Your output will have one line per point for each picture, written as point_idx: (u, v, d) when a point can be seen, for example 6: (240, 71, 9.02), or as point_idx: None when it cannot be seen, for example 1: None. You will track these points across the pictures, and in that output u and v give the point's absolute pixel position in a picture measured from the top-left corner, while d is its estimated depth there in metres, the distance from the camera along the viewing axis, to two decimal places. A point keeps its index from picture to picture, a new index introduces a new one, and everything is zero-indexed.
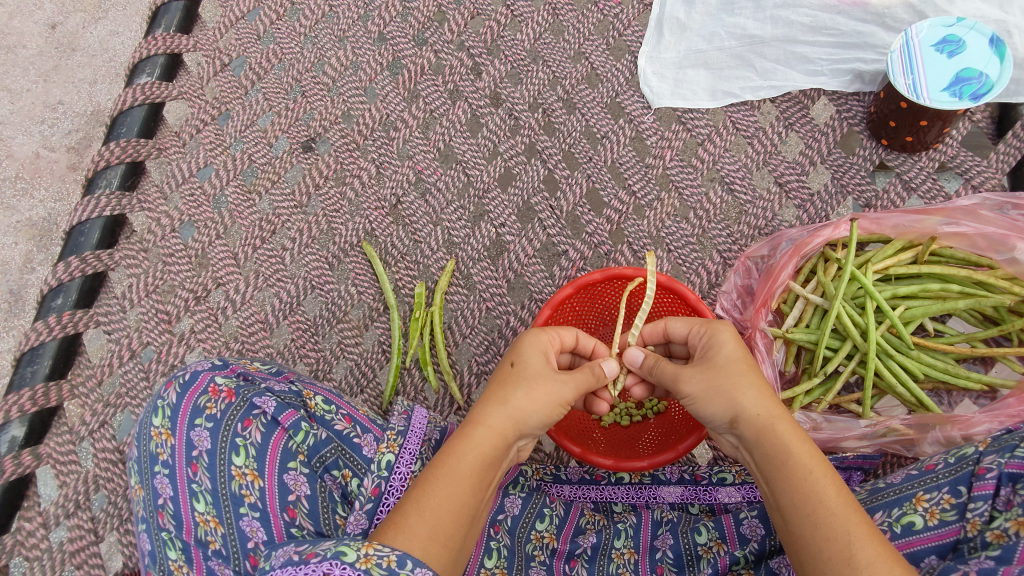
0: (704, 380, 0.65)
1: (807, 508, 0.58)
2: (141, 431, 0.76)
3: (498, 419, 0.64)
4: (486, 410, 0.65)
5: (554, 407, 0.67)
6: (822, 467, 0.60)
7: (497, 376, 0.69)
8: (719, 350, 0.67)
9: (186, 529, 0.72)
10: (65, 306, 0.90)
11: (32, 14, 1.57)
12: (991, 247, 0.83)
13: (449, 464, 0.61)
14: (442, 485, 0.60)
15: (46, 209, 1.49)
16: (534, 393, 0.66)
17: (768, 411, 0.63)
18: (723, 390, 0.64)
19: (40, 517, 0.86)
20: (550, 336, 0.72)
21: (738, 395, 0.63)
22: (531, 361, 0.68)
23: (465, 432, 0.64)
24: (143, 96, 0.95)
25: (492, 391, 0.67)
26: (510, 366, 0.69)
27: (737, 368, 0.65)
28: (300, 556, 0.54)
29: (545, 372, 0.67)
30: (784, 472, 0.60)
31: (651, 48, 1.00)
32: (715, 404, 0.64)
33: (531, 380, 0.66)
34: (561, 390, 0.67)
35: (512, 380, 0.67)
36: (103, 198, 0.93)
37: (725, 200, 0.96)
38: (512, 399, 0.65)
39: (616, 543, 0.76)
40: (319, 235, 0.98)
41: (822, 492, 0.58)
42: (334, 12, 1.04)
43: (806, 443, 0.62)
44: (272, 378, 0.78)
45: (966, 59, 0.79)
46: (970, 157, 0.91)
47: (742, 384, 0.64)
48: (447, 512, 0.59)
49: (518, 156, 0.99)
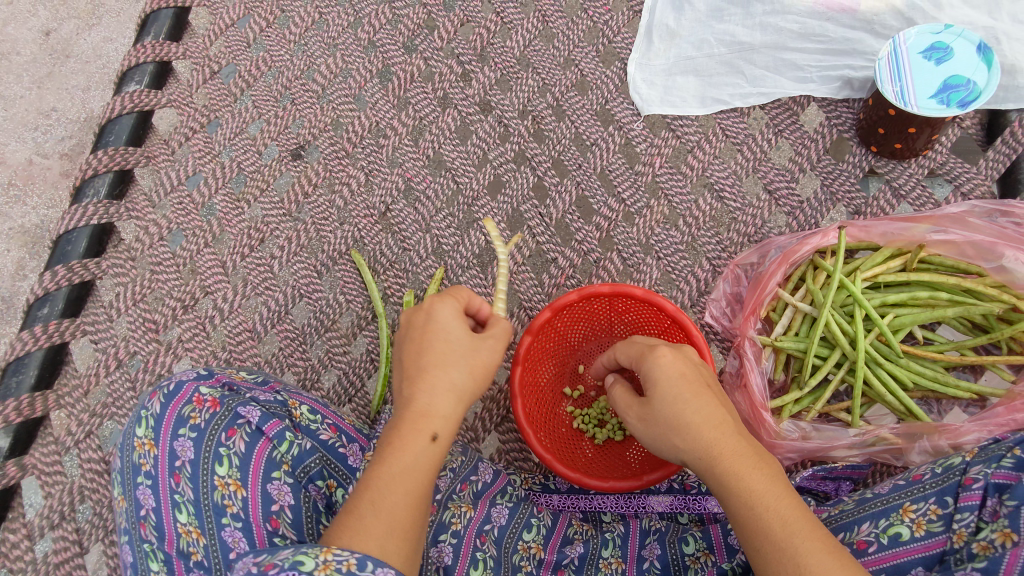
0: (644, 425, 0.65)
1: (759, 545, 0.56)
2: (124, 441, 0.74)
3: (446, 406, 0.66)
4: (433, 398, 0.65)
5: (487, 377, 0.70)
6: (769, 498, 0.57)
7: (420, 357, 0.68)
8: (656, 384, 0.64)
9: (169, 541, 0.71)
10: (52, 315, 0.89)
11: (26, 21, 1.57)
12: (979, 255, 0.82)
13: (399, 466, 0.61)
14: (395, 487, 0.60)
15: (38, 216, 1.49)
16: (475, 369, 0.68)
17: (709, 447, 0.60)
18: (660, 431, 0.63)
19: (24, 528, 0.85)
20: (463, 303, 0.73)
21: (678, 432, 0.62)
22: (457, 336, 0.69)
23: (413, 424, 0.64)
24: (132, 104, 0.96)
25: (427, 373, 0.67)
26: (438, 344, 0.69)
27: (665, 406, 0.63)
28: (258, 568, 0.51)
29: (475, 346, 0.69)
30: (732, 509, 0.58)
31: (641, 54, 1.00)
32: (661, 446, 0.64)
33: (470, 360, 0.68)
34: (494, 354, 0.71)
35: (447, 360, 0.67)
36: (90, 206, 0.93)
37: (714, 207, 0.95)
38: (455, 380, 0.67)
39: (603, 553, 0.75)
40: (308, 243, 0.98)
41: (768, 527, 0.56)
42: (324, 18, 1.04)
43: (756, 473, 0.58)
44: (256, 388, 0.77)
45: (954, 66, 0.79)
46: (960, 164, 0.91)
47: (679, 422, 0.62)
48: (400, 510, 0.59)
49: (508, 163, 0.99)
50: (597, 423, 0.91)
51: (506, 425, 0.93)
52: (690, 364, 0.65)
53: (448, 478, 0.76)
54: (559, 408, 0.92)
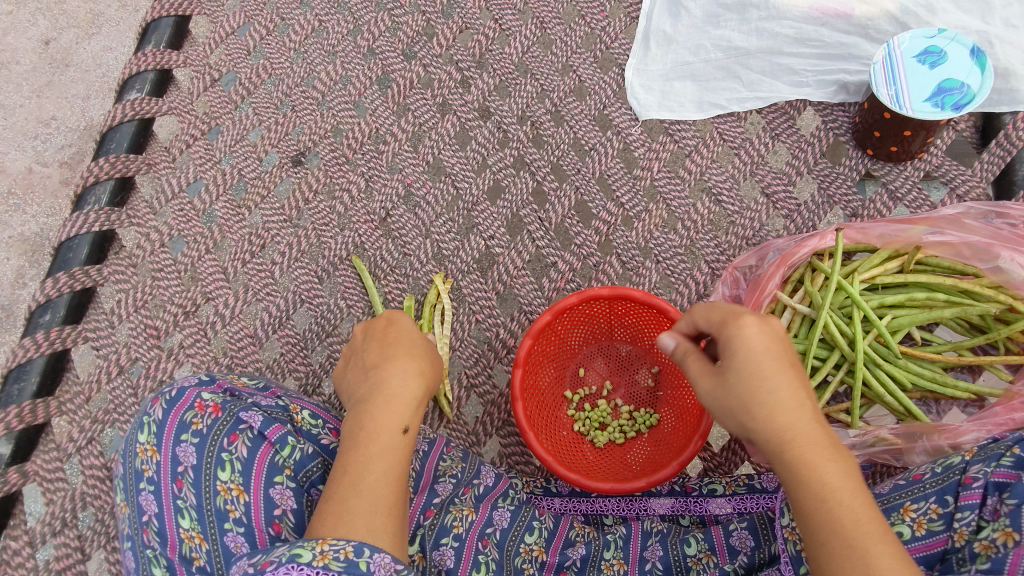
0: (714, 393, 0.62)
1: (822, 538, 0.55)
2: (127, 448, 0.74)
3: (416, 386, 0.69)
4: (404, 380, 0.69)
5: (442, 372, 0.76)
6: (845, 489, 0.55)
7: (389, 348, 0.73)
8: (735, 356, 0.60)
9: (172, 546, 0.71)
10: (54, 322, 0.90)
11: (26, 31, 1.58)
12: (975, 255, 0.83)
13: (373, 454, 0.64)
14: (375, 465, 0.63)
15: (38, 224, 1.49)
16: (436, 360, 0.76)
17: (785, 427, 0.58)
18: (734, 403, 0.60)
19: (26, 536, 0.85)
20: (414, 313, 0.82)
21: (754, 407, 0.59)
22: (417, 335, 0.76)
23: (388, 404, 0.67)
24: (133, 112, 0.97)
25: (398, 358, 0.71)
26: (401, 341, 0.75)
27: (739, 380, 0.60)
28: (254, 567, 0.53)
29: (431, 345, 0.77)
30: (800, 495, 0.57)
31: (638, 60, 1.01)
32: (730, 417, 0.61)
33: (430, 354, 0.75)
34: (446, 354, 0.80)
35: (413, 351, 0.73)
36: (92, 213, 0.93)
37: (713, 211, 0.96)
38: (423, 367, 0.72)
39: (605, 554, 0.76)
40: (309, 249, 0.98)
41: (841, 518, 0.54)
42: (324, 26, 1.05)
43: (832, 465, 0.56)
44: (258, 394, 0.77)
45: (948, 70, 0.80)
46: (955, 166, 0.92)
47: (756, 397, 0.59)
48: (383, 486, 0.62)
49: (508, 169, 1.00)
50: (598, 426, 0.91)
51: (507, 429, 0.93)
52: (778, 338, 0.61)
53: (449, 482, 0.77)
54: (560, 409, 0.92)
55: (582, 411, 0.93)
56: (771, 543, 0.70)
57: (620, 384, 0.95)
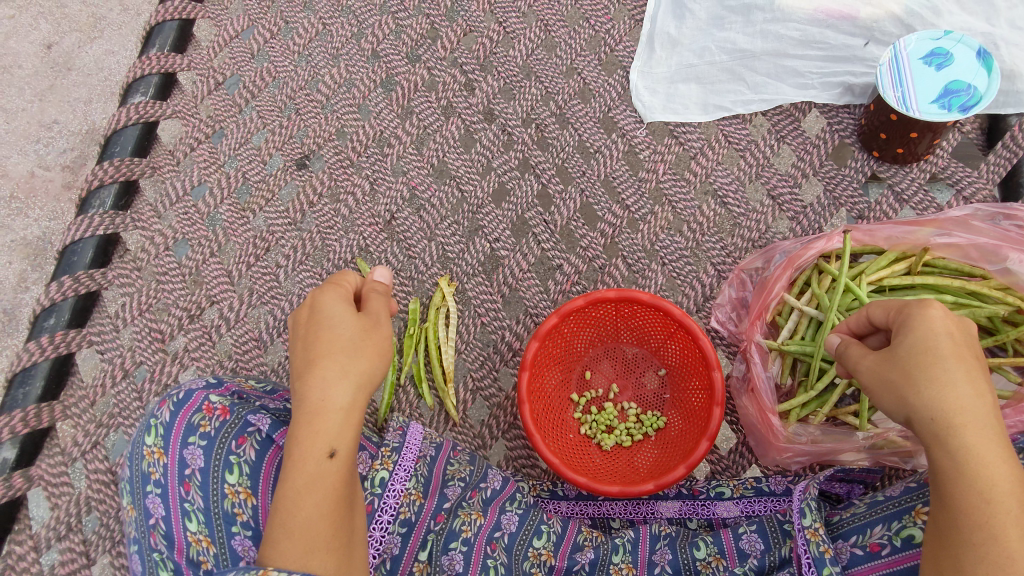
0: (878, 369, 0.59)
1: (970, 537, 0.52)
2: (133, 450, 0.73)
3: (342, 394, 0.62)
4: (326, 392, 0.62)
5: (385, 355, 0.67)
6: (1014, 493, 0.52)
7: (310, 350, 0.65)
8: (914, 335, 0.57)
9: (179, 549, 0.69)
10: (59, 326, 0.89)
11: (28, 34, 1.58)
12: (983, 258, 0.82)
13: (299, 481, 0.59)
14: (304, 499, 0.59)
15: (41, 228, 1.49)
16: (367, 352, 0.65)
17: (961, 415, 0.54)
18: (898, 382, 0.57)
19: (31, 540, 0.85)
20: (341, 296, 0.69)
21: (918, 387, 0.56)
22: (342, 326, 0.66)
23: (311, 425, 0.61)
24: (137, 115, 0.96)
25: (316, 365, 0.63)
26: (326, 337, 0.65)
27: (911, 357, 0.57)
28: None
29: (356, 337, 0.66)
30: (955, 488, 0.54)
31: (643, 62, 1.00)
32: (887, 394, 0.58)
33: (355, 348, 0.65)
34: (383, 339, 0.68)
35: (334, 351, 0.64)
36: (97, 216, 0.93)
37: (718, 213, 0.96)
38: (348, 369, 0.63)
39: (614, 558, 0.76)
40: (313, 252, 0.98)
41: (1000, 522, 0.52)
42: (328, 29, 1.05)
43: (1005, 468, 0.53)
44: (266, 397, 0.78)
45: (954, 72, 0.80)
46: (961, 168, 0.91)
47: (931, 380, 0.55)
48: (317, 519, 0.59)
49: (512, 171, 0.99)
50: (605, 429, 0.91)
51: (513, 432, 0.93)
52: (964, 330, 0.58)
53: (458, 486, 0.77)
54: (566, 412, 0.92)
55: (589, 414, 0.92)
56: (782, 546, 0.70)
57: (626, 386, 0.95)
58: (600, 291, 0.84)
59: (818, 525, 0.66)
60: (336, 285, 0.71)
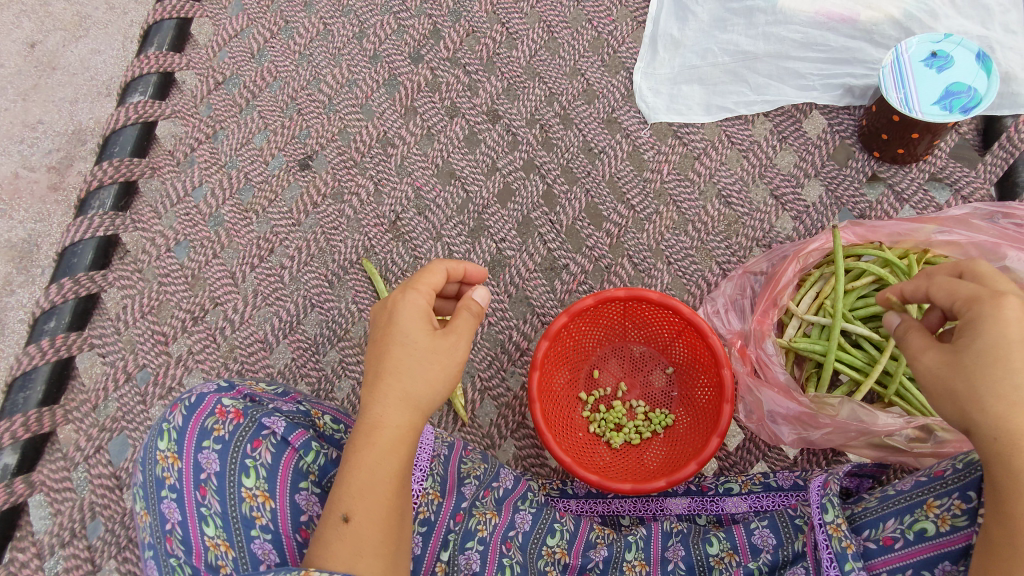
0: (941, 372, 0.58)
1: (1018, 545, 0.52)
2: (145, 455, 0.73)
3: (399, 415, 0.63)
4: (384, 409, 0.63)
5: (453, 373, 0.66)
6: None
7: (378, 361, 0.65)
8: (980, 338, 0.56)
9: (196, 554, 0.69)
10: (59, 329, 0.88)
11: (10, 33, 1.55)
12: (983, 256, 0.85)
13: (355, 487, 0.60)
14: (360, 503, 0.60)
15: (26, 230, 1.46)
16: (431, 373, 0.64)
17: None
18: (963, 390, 0.56)
19: (33, 547, 0.83)
20: (419, 302, 0.67)
21: (982, 402, 0.55)
22: (412, 338, 0.65)
23: (366, 439, 0.62)
24: (136, 115, 0.95)
25: (381, 380, 0.64)
26: (393, 347, 0.65)
27: (979, 367, 0.56)
28: None
29: (423, 350, 0.65)
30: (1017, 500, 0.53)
31: (645, 64, 1.01)
32: (948, 402, 0.58)
33: (422, 364, 0.64)
34: (455, 355, 0.66)
35: (397, 369, 0.64)
36: (96, 217, 0.91)
37: (723, 212, 0.97)
38: (408, 389, 0.63)
39: (627, 556, 0.76)
40: (318, 253, 0.97)
41: None
42: (329, 29, 1.04)
43: None
44: (279, 399, 0.78)
45: (955, 74, 0.82)
46: (959, 168, 0.93)
47: (995, 389, 0.55)
48: (367, 527, 0.59)
49: (517, 172, 1.00)
50: (614, 427, 0.92)
51: (522, 432, 0.93)
52: None
53: (472, 484, 0.77)
54: (576, 413, 0.93)
55: (597, 413, 0.93)
56: (794, 541, 0.71)
57: (634, 386, 0.96)
58: (610, 290, 0.84)
59: (840, 521, 0.67)
60: (420, 285, 0.69)
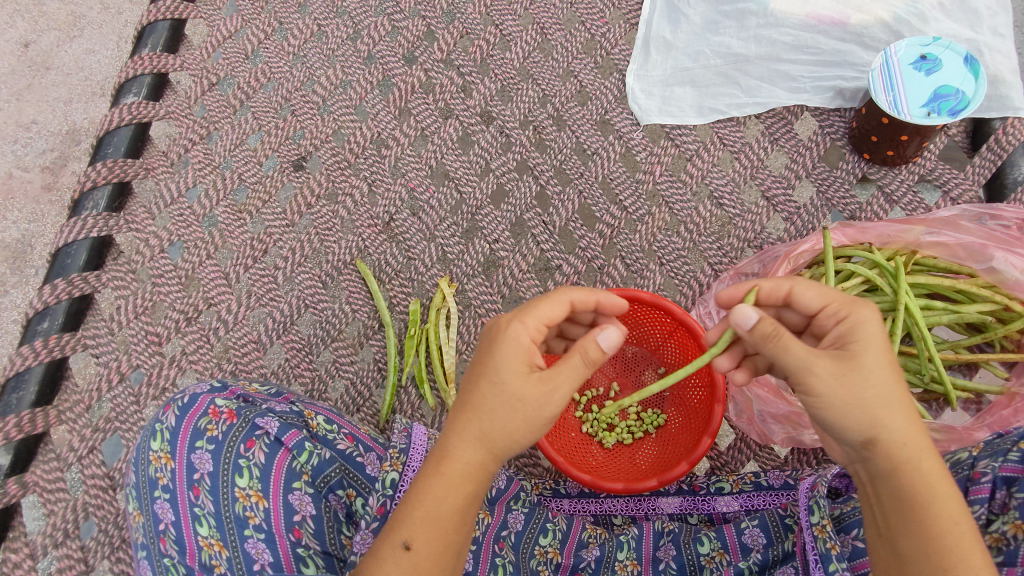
0: (857, 385, 0.55)
1: (937, 546, 0.55)
2: (139, 456, 0.73)
3: (472, 454, 0.60)
4: (459, 446, 0.60)
5: (539, 424, 0.60)
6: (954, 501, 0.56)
7: (468, 390, 0.62)
8: (867, 350, 0.56)
9: (190, 554, 0.69)
10: (52, 329, 0.88)
11: (4, 33, 1.55)
12: (971, 257, 0.85)
13: (419, 512, 0.60)
14: (420, 531, 0.59)
15: (20, 230, 1.46)
16: (513, 421, 0.59)
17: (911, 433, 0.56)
18: (870, 401, 0.55)
19: (27, 548, 0.83)
20: (522, 336, 0.61)
21: (892, 410, 0.56)
22: (501, 377, 0.59)
23: (436, 469, 0.61)
24: (130, 116, 0.95)
25: (463, 415, 0.61)
26: (479, 380, 0.61)
27: (890, 376, 0.56)
28: None
29: (510, 393, 0.59)
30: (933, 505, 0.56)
31: (638, 66, 1.02)
32: (854, 416, 0.56)
33: (506, 408, 0.59)
34: (547, 403, 0.59)
35: (475, 407, 0.60)
36: (90, 218, 0.92)
37: (715, 214, 0.98)
38: (486, 432, 0.59)
39: (618, 555, 0.77)
40: (312, 253, 0.98)
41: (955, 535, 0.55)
42: (323, 30, 1.05)
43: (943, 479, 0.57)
44: (271, 399, 0.77)
45: (943, 77, 0.82)
46: (948, 170, 0.94)
47: (895, 404, 0.56)
48: (423, 555, 0.59)
49: (511, 173, 1.00)
50: (606, 427, 0.92)
51: None
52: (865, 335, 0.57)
53: None
54: (568, 413, 0.93)
55: (589, 413, 0.94)
56: (783, 540, 0.72)
57: (626, 385, 0.96)
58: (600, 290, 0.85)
59: (826, 522, 0.67)
60: (532, 316, 0.62)
